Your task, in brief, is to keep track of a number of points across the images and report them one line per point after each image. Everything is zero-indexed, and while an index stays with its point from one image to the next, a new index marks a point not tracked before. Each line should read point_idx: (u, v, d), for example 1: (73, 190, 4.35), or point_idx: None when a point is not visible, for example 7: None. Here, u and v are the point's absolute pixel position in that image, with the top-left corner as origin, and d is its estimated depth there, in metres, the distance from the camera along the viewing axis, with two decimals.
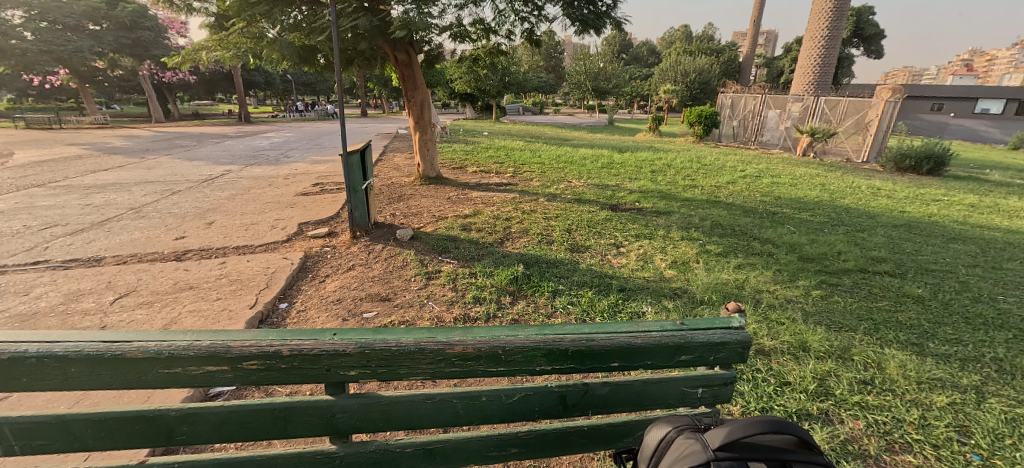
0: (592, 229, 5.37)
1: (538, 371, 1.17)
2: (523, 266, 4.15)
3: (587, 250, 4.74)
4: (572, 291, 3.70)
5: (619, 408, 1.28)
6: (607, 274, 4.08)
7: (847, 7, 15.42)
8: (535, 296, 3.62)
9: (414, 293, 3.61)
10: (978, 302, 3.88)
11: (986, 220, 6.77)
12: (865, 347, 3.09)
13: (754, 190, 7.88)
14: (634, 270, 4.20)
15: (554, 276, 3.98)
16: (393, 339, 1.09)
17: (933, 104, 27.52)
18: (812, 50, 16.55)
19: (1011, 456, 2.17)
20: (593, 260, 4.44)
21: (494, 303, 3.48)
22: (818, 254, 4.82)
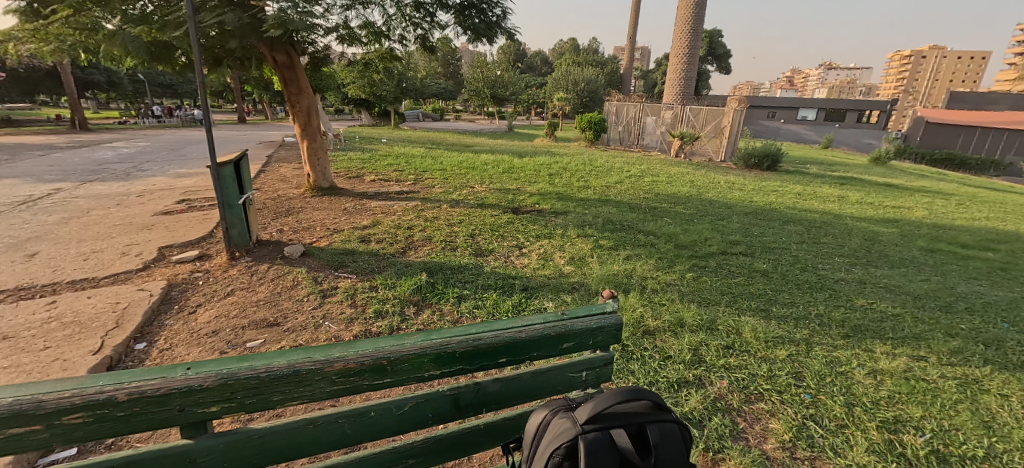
0: (495, 232, 5.47)
1: (428, 376, 1.16)
2: (426, 274, 4.08)
3: (491, 253, 4.81)
4: (477, 295, 3.73)
5: (512, 401, 1.32)
6: (511, 275, 4.18)
7: (701, 28, 17.74)
8: (441, 304, 3.57)
9: (307, 314, 3.33)
10: (806, 270, 4.73)
11: (811, 205, 8.27)
12: (726, 316, 3.59)
13: (639, 188, 8.66)
14: (535, 269, 4.37)
15: (459, 282, 3.98)
16: (262, 364, 1.00)
17: (769, 112, 32.87)
18: (676, 64, 18.74)
19: (831, 393, 2.68)
20: (496, 263, 4.51)
21: (397, 315, 3.35)
22: (690, 242, 5.46)
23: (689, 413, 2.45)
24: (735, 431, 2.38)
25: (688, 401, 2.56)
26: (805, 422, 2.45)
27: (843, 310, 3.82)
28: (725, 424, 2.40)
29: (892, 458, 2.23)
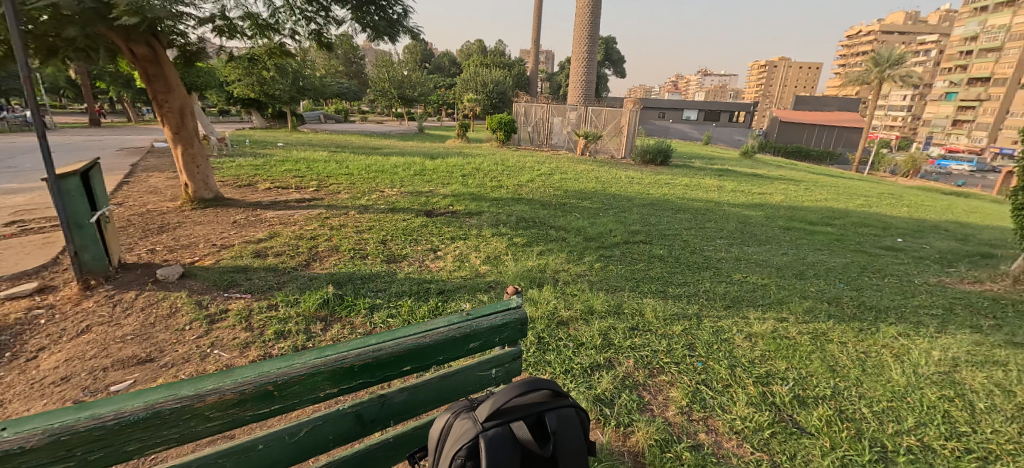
0: (407, 236, 5.32)
1: (323, 395, 1.19)
2: (333, 286, 3.84)
3: (404, 258, 4.67)
4: (390, 303, 3.60)
5: (422, 407, 1.34)
6: (426, 279, 4.10)
7: (597, 35, 18.84)
8: (351, 317, 3.39)
9: (190, 345, 2.96)
10: (695, 252, 5.28)
11: (698, 194, 9.21)
12: (630, 300, 3.87)
13: (549, 186, 8.97)
14: (451, 271, 4.33)
15: (371, 291, 3.81)
16: (110, 410, 0.97)
17: (659, 112, 35.98)
18: (577, 67, 19.68)
19: (717, 358, 3.03)
20: (410, 268, 4.39)
21: (302, 333, 3.12)
22: (597, 234, 5.79)
23: (602, 394, 2.60)
24: (643, 405, 2.57)
25: (600, 383, 2.72)
26: (698, 387, 2.73)
27: (725, 285, 4.34)
28: (633, 399, 2.59)
29: (767, 408, 2.59)
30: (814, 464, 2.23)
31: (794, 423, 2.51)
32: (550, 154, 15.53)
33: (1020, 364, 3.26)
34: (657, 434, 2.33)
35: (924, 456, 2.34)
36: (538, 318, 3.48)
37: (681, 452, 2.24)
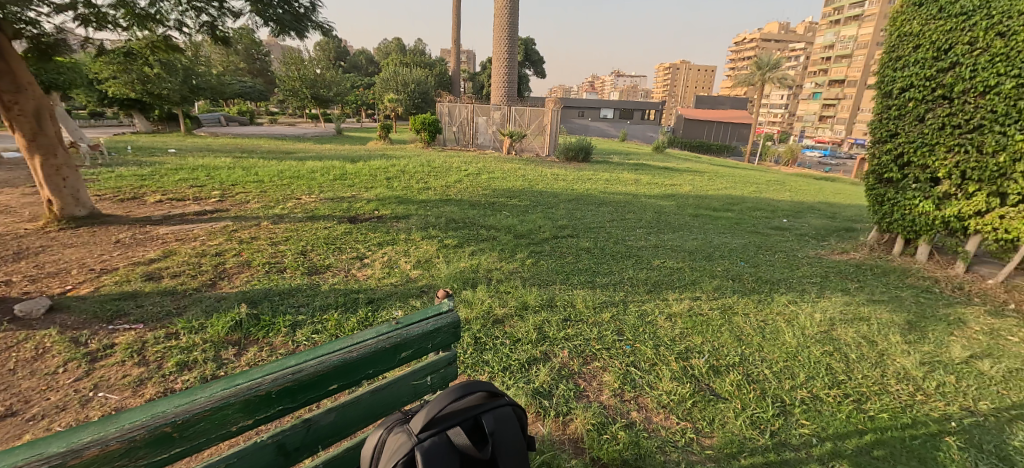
0: (329, 245, 5.10)
1: (234, 429, 1.25)
2: (246, 306, 3.59)
3: (327, 268, 4.49)
4: (315, 319, 3.46)
5: (356, 423, 1.47)
6: (353, 289, 3.99)
7: (517, 37, 19.15)
8: (269, 337, 3.21)
9: (65, 389, 2.60)
10: (618, 243, 5.64)
11: (617, 188, 9.78)
12: (562, 293, 4.06)
13: (477, 186, 9.01)
14: (380, 278, 4.25)
15: (293, 307, 3.63)
16: None
17: (579, 112, 37.50)
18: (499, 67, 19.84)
19: (643, 340, 3.29)
20: (334, 279, 4.23)
21: (211, 362, 2.91)
22: (527, 231, 5.96)
23: (541, 387, 2.73)
24: (579, 392, 2.74)
25: (538, 377, 2.84)
26: (628, 368, 2.96)
27: (646, 270, 4.70)
28: (569, 388, 2.75)
29: (688, 381, 2.87)
30: (729, 426, 2.52)
31: (711, 391, 2.82)
32: (476, 153, 15.55)
33: (880, 318, 3.92)
34: (594, 418, 2.49)
35: (815, 405, 2.74)
36: (474, 318, 3.53)
37: (616, 432, 2.42)
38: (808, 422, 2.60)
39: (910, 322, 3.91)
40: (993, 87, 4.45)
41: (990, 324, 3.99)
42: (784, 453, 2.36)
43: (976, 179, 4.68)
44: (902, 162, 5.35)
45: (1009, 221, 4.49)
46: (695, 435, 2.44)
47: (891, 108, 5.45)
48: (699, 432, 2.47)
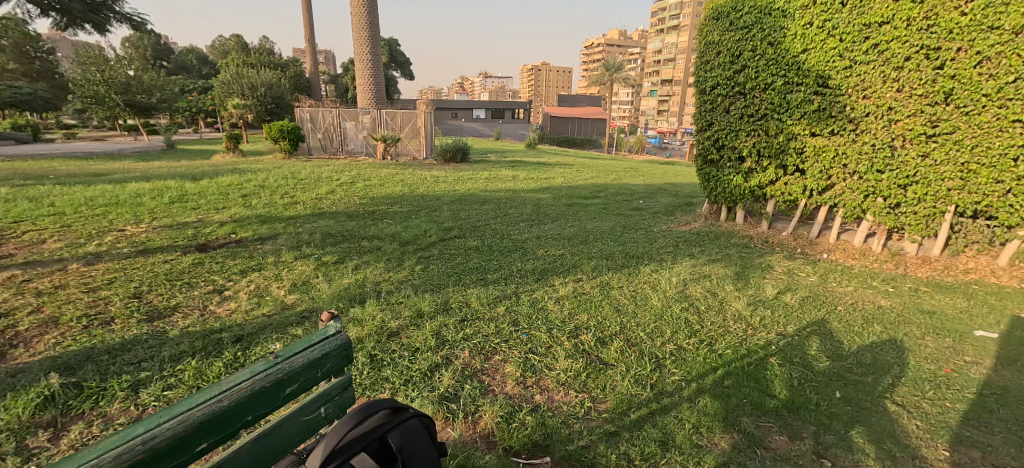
0: (177, 282, 4.38)
1: None
2: (59, 375, 2.88)
3: (176, 310, 3.86)
4: (165, 373, 2.96)
5: None
6: (213, 330, 3.51)
7: (378, 38, 18.44)
8: (102, 407, 2.64)
9: None
10: (504, 238, 5.94)
11: (495, 186, 10.18)
12: (455, 295, 4.13)
13: (350, 195, 8.56)
14: (249, 311, 3.84)
15: (136, 364, 3.04)
16: None
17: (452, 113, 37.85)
18: (364, 71, 18.90)
19: (537, 327, 3.56)
20: (188, 321, 3.65)
21: (10, 458, 2.27)
22: (411, 237, 5.90)
23: (446, 391, 2.78)
24: (485, 389, 2.85)
25: (442, 382, 2.87)
26: (527, 356, 3.18)
27: (532, 260, 5.05)
28: (474, 387, 2.84)
29: (580, 356, 3.19)
30: (619, 388, 2.88)
31: (600, 361, 3.18)
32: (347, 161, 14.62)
33: (717, 273, 4.78)
34: (502, 409, 2.64)
35: (680, 354, 3.27)
36: (367, 335, 3.39)
37: (524, 417, 2.60)
38: (678, 369, 3.10)
39: (738, 273, 4.85)
40: (771, 85, 5.77)
41: (790, 267, 5.14)
42: (663, 400, 2.79)
43: (767, 156, 5.99)
44: (717, 144, 6.50)
45: (791, 186, 5.90)
46: (592, 403, 2.74)
47: (705, 103, 6.58)
48: (595, 400, 2.78)
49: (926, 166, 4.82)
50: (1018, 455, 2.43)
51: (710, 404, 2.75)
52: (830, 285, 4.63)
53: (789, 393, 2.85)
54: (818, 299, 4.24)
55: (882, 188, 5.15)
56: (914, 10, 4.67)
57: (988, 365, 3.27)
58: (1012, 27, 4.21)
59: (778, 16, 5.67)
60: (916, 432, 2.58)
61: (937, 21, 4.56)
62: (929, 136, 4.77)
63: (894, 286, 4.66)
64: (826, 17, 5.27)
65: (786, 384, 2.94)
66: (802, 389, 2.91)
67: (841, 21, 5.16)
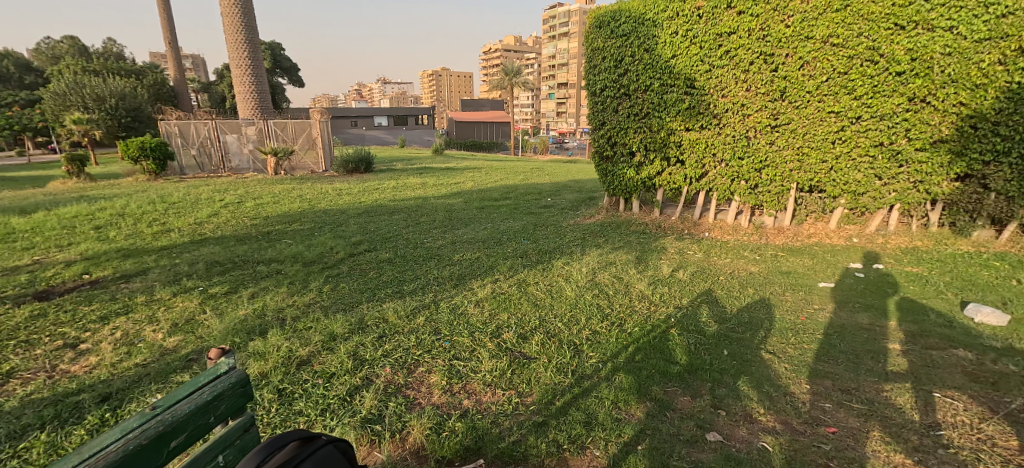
0: (5, 344, 3.30)
1: None
2: None
3: (10, 375, 2.94)
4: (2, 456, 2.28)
5: None
6: (71, 391, 2.76)
7: (258, 41, 15.17)
8: None
9: None
10: (418, 247, 5.85)
11: (401, 195, 9.87)
12: (372, 311, 3.94)
13: (238, 217, 7.55)
14: (118, 363, 3.05)
15: None
16: None
17: (349, 122, 36.25)
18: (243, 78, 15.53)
19: (458, 333, 3.59)
20: (29, 388, 2.80)
21: None
22: (316, 256, 5.41)
23: (369, 413, 2.68)
24: (410, 403, 2.81)
25: (363, 405, 2.75)
26: (451, 364, 3.19)
27: (450, 267, 5.06)
28: (399, 403, 2.79)
29: (504, 354, 3.29)
30: (542, 380, 3.02)
31: (522, 356, 3.31)
32: (230, 178, 12.87)
33: (621, 259, 5.21)
34: (431, 421, 2.63)
35: (595, 338, 3.52)
36: (271, 369, 3.02)
37: (453, 425, 2.61)
38: (594, 352, 3.33)
39: (638, 257, 5.31)
40: (650, 86, 6.41)
41: (681, 247, 5.73)
42: (584, 383, 2.99)
43: (653, 150, 6.62)
44: (611, 141, 7.03)
45: (674, 175, 6.60)
46: (519, 398, 2.85)
47: (597, 104, 7.07)
48: (521, 394, 2.90)
49: (773, 150, 5.84)
50: (855, 378, 3.04)
51: (624, 379, 3.00)
52: (713, 260, 5.25)
53: (688, 358, 3.22)
54: (705, 273, 4.81)
55: (744, 172, 6.08)
56: (753, 22, 5.60)
57: (831, 309, 4.02)
58: (821, 37, 5.26)
59: (650, 25, 6.30)
60: (786, 374, 3.07)
61: (770, 32, 5.54)
62: (772, 126, 5.79)
63: (760, 254, 5.45)
64: (688, 27, 6.03)
65: (685, 350, 3.32)
66: (698, 352, 3.30)
67: (700, 31, 5.95)
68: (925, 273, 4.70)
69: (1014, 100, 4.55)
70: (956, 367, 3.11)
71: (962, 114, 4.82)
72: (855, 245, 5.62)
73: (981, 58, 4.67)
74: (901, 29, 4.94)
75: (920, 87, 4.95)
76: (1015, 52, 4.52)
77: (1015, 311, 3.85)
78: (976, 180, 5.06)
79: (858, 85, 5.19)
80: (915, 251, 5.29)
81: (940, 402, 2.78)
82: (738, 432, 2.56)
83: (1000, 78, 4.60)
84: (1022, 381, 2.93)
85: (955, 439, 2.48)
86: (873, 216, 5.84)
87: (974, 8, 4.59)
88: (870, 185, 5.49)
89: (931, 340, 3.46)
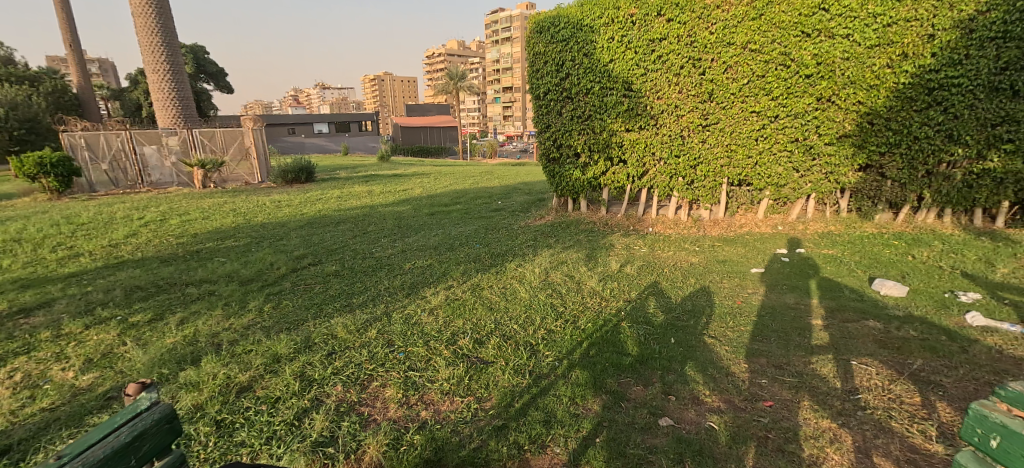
0: None
1: None
2: None
3: None
4: None
5: None
6: None
7: (177, 43, 14.01)
8: None
9: None
10: (366, 258, 5.63)
11: (345, 205, 9.47)
12: (318, 327, 3.73)
13: (162, 236, 6.91)
14: (18, 411, 2.67)
15: None
16: None
17: (287, 129, 34.61)
18: (161, 84, 14.11)
19: (413, 343, 3.47)
20: None
21: None
22: (254, 273, 5.05)
23: (320, 436, 2.52)
24: (365, 420, 2.67)
25: (313, 427, 2.58)
26: (407, 376, 3.07)
27: (401, 276, 4.91)
28: (353, 422, 2.63)
29: (460, 361, 3.22)
30: (501, 383, 2.97)
31: (479, 361, 3.25)
32: (151, 193, 11.73)
33: (572, 258, 5.27)
34: (388, 437, 2.50)
35: (550, 337, 3.53)
36: (207, 400, 2.77)
37: (412, 438, 2.51)
38: (550, 351, 3.33)
39: (588, 255, 5.41)
40: (590, 90, 6.56)
41: (628, 243, 5.90)
42: (542, 382, 2.98)
43: (597, 151, 6.76)
44: (557, 144, 7.10)
45: (617, 175, 6.76)
46: (478, 404, 2.79)
47: (541, 107, 7.11)
48: (480, 400, 2.84)
49: (705, 149, 6.18)
50: (787, 353, 3.24)
51: (580, 375, 3.02)
52: (658, 254, 5.45)
53: (640, 349, 3.29)
54: (650, 267, 4.97)
55: (680, 169, 6.36)
56: (681, 29, 5.91)
57: (762, 292, 4.28)
58: (741, 43, 5.72)
59: (587, 31, 6.44)
60: (727, 356, 3.22)
61: (697, 38, 5.89)
62: (704, 126, 6.14)
63: (699, 245, 5.72)
64: (622, 32, 6.23)
65: (636, 341, 3.40)
66: (648, 342, 3.39)
67: (633, 36, 6.17)
68: (839, 254, 5.13)
69: (901, 99, 5.29)
70: (869, 337, 3.40)
71: (862, 111, 5.49)
72: (781, 233, 6.04)
73: (874, 62, 5.34)
74: (808, 36, 5.51)
75: (826, 88, 5.55)
76: (900, 57, 5.22)
77: (913, 282, 4.28)
78: (874, 168, 5.78)
79: (774, 87, 5.72)
80: (830, 234, 5.77)
81: (856, 369, 3.02)
82: (688, 415, 2.65)
83: (890, 79, 5.29)
84: (921, 344, 3.25)
85: (871, 401, 2.70)
86: (794, 205, 6.35)
87: (866, 18, 5.25)
88: (790, 178, 6.03)
89: (847, 314, 3.77)
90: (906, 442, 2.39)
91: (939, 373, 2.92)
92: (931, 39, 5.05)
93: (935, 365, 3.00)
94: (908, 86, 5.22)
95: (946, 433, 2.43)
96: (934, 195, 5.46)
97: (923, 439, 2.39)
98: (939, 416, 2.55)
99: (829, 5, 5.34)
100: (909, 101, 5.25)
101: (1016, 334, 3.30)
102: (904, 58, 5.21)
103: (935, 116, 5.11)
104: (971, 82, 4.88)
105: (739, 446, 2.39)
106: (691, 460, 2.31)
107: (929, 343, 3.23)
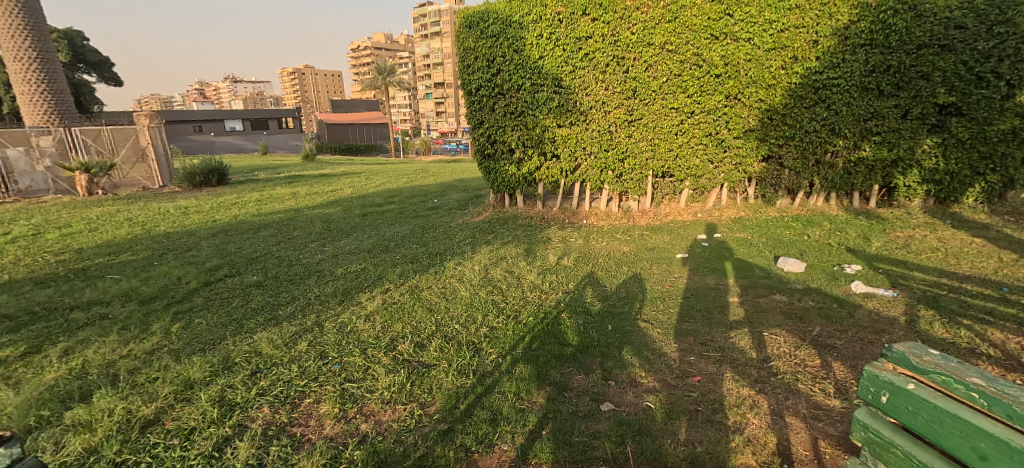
0: None
1: None
2: None
3: None
4: None
5: None
6: None
7: (45, 27, 12.15)
8: None
9: None
10: (292, 265, 5.24)
11: (263, 209, 8.77)
12: (238, 345, 3.39)
13: (35, 253, 5.95)
14: None
15: None
16: None
17: (194, 126, 31.58)
18: (24, 74, 12.14)
19: (348, 352, 3.26)
20: None
21: None
22: (158, 290, 4.50)
23: (245, 465, 2.27)
24: (297, 442, 2.45)
25: (237, 456, 2.33)
26: (343, 389, 2.86)
27: (332, 282, 4.62)
28: (283, 445, 2.41)
29: (401, 367, 3.06)
30: (444, 386, 2.87)
31: (421, 366, 3.11)
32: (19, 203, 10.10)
33: (510, 253, 5.26)
34: (324, 457, 2.31)
35: (492, 334, 3.46)
36: (102, 441, 2.40)
37: (352, 455, 2.33)
38: (492, 348, 3.27)
39: (527, 250, 5.42)
40: (521, 86, 6.55)
41: (564, 236, 5.99)
42: (486, 381, 2.91)
43: (531, 146, 6.77)
44: (491, 140, 6.94)
45: (552, 169, 6.80)
46: (421, 410, 2.66)
47: (473, 103, 6.92)
48: (424, 405, 2.72)
49: (631, 143, 6.42)
50: (710, 331, 3.43)
51: (523, 369, 3.00)
52: (593, 245, 5.57)
53: (579, 338, 3.33)
54: (584, 258, 5.07)
55: (608, 163, 6.55)
56: (605, 28, 6.07)
57: (687, 275, 4.52)
58: (658, 43, 5.99)
59: (517, 27, 6.41)
60: (658, 338, 3.35)
61: (619, 38, 6.08)
62: (629, 121, 6.36)
63: (629, 235, 5.93)
64: (550, 30, 6.28)
65: (575, 331, 3.43)
66: (587, 331, 3.43)
67: (561, 34, 6.25)
68: (749, 237, 5.55)
69: (794, 97, 5.82)
70: (777, 309, 3.70)
71: (763, 108, 5.97)
72: (700, 219, 6.42)
73: (771, 64, 5.81)
74: (715, 39, 5.90)
75: (732, 87, 5.98)
76: (792, 59, 5.72)
77: (810, 259, 4.72)
78: (775, 159, 6.33)
79: (689, 85, 6.06)
80: (742, 219, 6.22)
81: (769, 339, 3.26)
82: (626, 397, 2.71)
83: (784, 79, 5.79)
84: (818, 312, 3.58)
85: (781, 367, 2.92)
86: (710, 194, 6.78)
87: (764, 23, 5.69)
88: (706, 169, 6.43)
89: (758, 290, 4.08)
90: (812, 401, 2.61)
91: (834, 336, 3.23)
92: (816, 44, 5.60)
93: (830, 330, 3.32)
94: (799, 86, 5.75)
95: (842, 389, 2.69)
96: (824, 181, 6.10)
97: (823, 396, 2.63)
98: (835, 375, 2.81)
99: (733, 11, 5.76)
100: (801, 99, 5.80)
101: (891, 297, 3.74)
102: (795, 60, 5.73)
103: (821, 113, 5.71)
104: (848, 83, 5.51)
105: (674, 421, 2.48)
106: (631, 441, 2.36)
107: (824, 311, 3.57)
